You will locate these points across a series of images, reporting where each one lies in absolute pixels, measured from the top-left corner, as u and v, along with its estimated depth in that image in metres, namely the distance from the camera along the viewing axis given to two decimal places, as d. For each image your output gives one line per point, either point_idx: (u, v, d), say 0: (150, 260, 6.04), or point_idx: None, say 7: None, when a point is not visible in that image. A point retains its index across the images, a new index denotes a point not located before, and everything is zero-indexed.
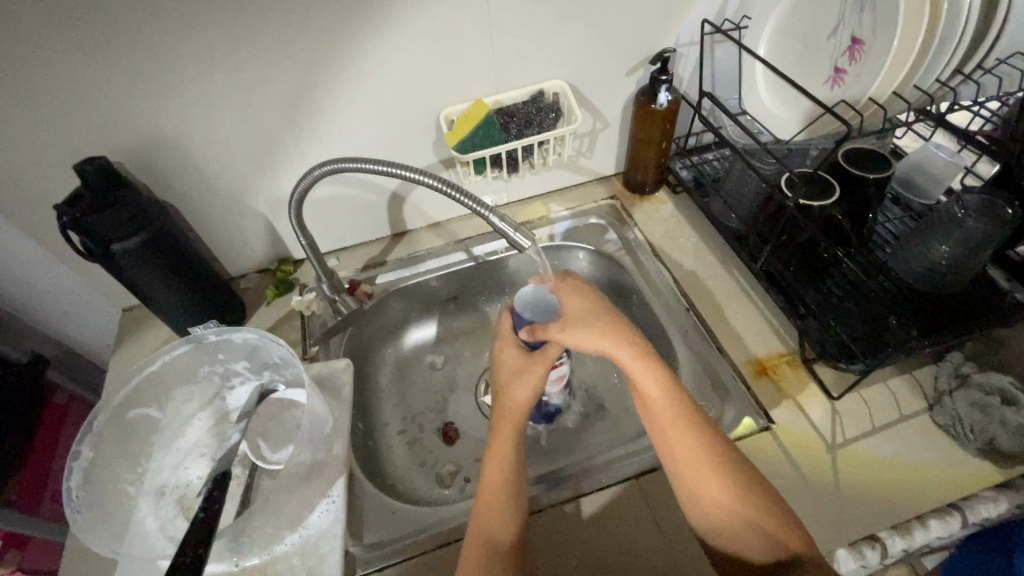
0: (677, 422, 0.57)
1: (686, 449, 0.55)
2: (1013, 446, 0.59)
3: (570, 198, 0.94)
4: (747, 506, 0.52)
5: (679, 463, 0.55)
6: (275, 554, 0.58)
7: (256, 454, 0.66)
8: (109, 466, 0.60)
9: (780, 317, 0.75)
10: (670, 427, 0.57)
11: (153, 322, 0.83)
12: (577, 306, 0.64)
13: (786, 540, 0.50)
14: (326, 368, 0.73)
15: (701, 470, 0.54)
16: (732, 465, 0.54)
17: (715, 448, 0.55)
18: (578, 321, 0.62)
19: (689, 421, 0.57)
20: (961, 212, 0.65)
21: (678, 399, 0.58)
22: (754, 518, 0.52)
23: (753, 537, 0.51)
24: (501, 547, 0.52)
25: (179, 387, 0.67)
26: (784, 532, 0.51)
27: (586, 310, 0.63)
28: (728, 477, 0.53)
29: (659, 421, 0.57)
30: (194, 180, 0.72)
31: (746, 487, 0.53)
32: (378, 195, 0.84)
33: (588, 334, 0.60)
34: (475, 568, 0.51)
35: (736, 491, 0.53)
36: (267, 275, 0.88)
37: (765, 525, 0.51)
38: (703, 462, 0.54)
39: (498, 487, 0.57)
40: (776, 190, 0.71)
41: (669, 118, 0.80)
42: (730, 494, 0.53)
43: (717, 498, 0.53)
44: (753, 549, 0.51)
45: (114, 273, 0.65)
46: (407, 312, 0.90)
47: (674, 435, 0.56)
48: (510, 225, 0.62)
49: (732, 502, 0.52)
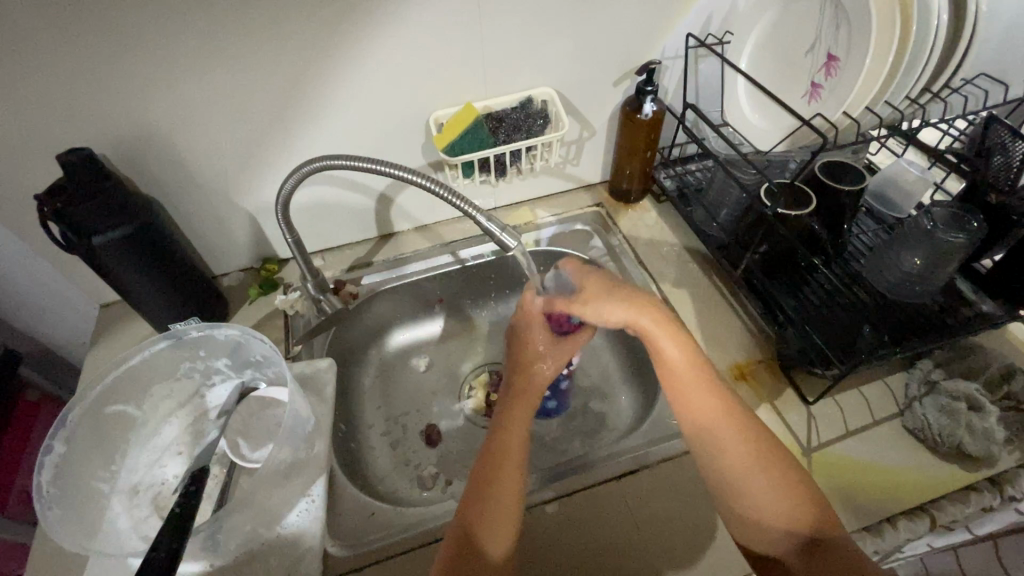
0: (701, 393, 0.58)
1: (711, 422, 0.57)
2: (980, 450, 0.61)
3: (556, 204, 0.95)
4: (769, 488, 0.53)
5: (704, 437, 0.57)
6: (252, 553, 0.57)
7: (235, 452, 0.65)
8: (81, 463, 0.59)
9: (758, 324, 0.78)
10: (696, 400, 0.58)
11: (133, 318, 0.81)
12: (591, 281, 0.67)
13: (802, 525, 0.52)
14: (309, 368, 0.73)
15: (724, 445, 0.56)
16: (758, 444, 0.56)
17: (739, 424, 0.57)
18: (597, 295, 0.65)
19: (714, 393, 0.58)
20: (931, 224, 0.68)
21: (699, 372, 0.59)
22: (775, 502, 0.53)
23: (774, 522, 0.52)
24: (492, 563, 0.51)
25: (158, 383, 0.66)
26: (799, 516, 0.52)
27: (605, 283, 0.66)
28: (751, 455, 0.55)
29: (684, 394, 0.59)
30: (180, 176, 0.72)
31: (770, 468, 0.54)
32: (366, 197, 0.84)
33: (605, 306, 0.63)
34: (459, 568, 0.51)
35: (761, 470, 0.54)
36: (251, 273, 0.88)
37: (786, 510, 0.53)
38: (727, 437, 0.56)
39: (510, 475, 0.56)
40: (755, 200, 0.74)
41: (653, 128, 0.82)
42: (752, 472, 0.54)
43: (739, 475, 0.54)
44: (771, 534, 0.53)
45: (94, 265, 0.64)
46: (393, 314, 0.90)
47: (700, 409, 0.58)
48: (498, 225, 0.62)
49: (756, 480, 0.54)
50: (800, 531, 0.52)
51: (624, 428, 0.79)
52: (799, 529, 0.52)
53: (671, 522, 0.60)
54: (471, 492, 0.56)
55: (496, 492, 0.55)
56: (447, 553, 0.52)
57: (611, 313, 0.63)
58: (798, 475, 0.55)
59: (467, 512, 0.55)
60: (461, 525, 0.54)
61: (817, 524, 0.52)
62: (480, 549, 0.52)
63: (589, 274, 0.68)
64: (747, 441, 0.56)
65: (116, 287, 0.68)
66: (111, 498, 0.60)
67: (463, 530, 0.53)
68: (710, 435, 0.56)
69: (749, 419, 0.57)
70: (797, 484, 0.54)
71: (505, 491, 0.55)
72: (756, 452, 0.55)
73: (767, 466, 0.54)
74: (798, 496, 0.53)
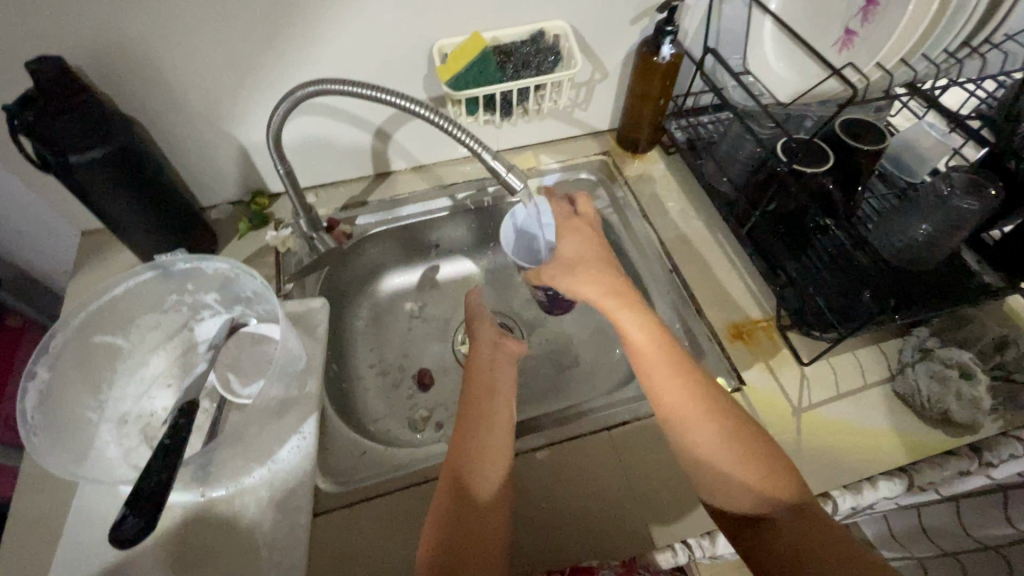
0: (668, 377, 0.57)
1: (677, 402, 0.56)
2: (965, 417, 0.62)
3: (561, 150, 0.92)
4: (736, 463, 0.53)
5: (670, 420, 0.56)
6: (243, 486, 0.57)
7: (224, 387, 0.63)
8: (68, 391, 0.57)
9: (759, 281, 0.76)
10: (663, 382, 0.57)
11: (115, 248, 0.78)
12: (570, 250, 0.68)
13: (775, 495, 0.51)
14: (301, 307, 0.71)
15: (691, 424, 0.55)
16: (723, 422, 0.55)
17: (703, 399, 0.56)
18: (569, 268, 0.66)
19: (677, 372, 0.57)
20: (948, 190, 0.66)
21: (664, 344, 0.59)
22: (744, 473, 0.52)
23: (744, 493, 0.52)
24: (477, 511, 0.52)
25: (144, 315, 0.65)
26: (772, 485, 0.52)
27: (575, 257, 0.67)
28: (719, 434, 0.54)
29: (648, 369, 0.59)
30: (163, 96, 0.67)
31: (737, 444, 0.54)
32: (361, 130, 0.80)
33: (579, 279, 0.64)
34: (448, 520, 0.52)
35: (728, 447, 0.54)
36: (241, 206, 0.84)
37: (757, 480, 0.52)
38: (693, 418, 0.55)
39: (491, 441, 0.57)
40: (770, 154, 0.71)
41: (669, 73, 0.78)
42: (718, 451, 0.54)
43: (705, 447, 0.54)
44: (744, 504, 0.52)
45: (71, 187, 0.60)
46: (387, 256, 0.88)
47: (666, 391, 0.57)
48: (504, 164, 0.58)
49: (722, 454, 0.53)
50: (769, 503, 0.51)
51: (616, 380, 0.79)
52: (773, 502, 0.51)
53: (660, 471, 0.62)
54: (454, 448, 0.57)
55: (475, 455, 0.55)
56: (444, 501, 0.53)
57: (582, 284, 0.63)
58: (768, 445, 0.54)
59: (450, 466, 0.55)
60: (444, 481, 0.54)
61: (789, 492, 0.52)
62: (469, 501, 0.52)
63: (565, 245, 0.69)
64: (714, 420, 0.55)
65: (95, 211, 0.64)
66: (100, 428, 0.59)
67: (453, 483, 0.54)
68: (678, 417, 0.56)
69: (717, 399, 0.56)
70: (763, 454, 0.53)
71: (488, 453, 0.56)
72: (722, 430, 0.55)
73: (734, 444, 0.54)
74: (768, 465, 0.53)
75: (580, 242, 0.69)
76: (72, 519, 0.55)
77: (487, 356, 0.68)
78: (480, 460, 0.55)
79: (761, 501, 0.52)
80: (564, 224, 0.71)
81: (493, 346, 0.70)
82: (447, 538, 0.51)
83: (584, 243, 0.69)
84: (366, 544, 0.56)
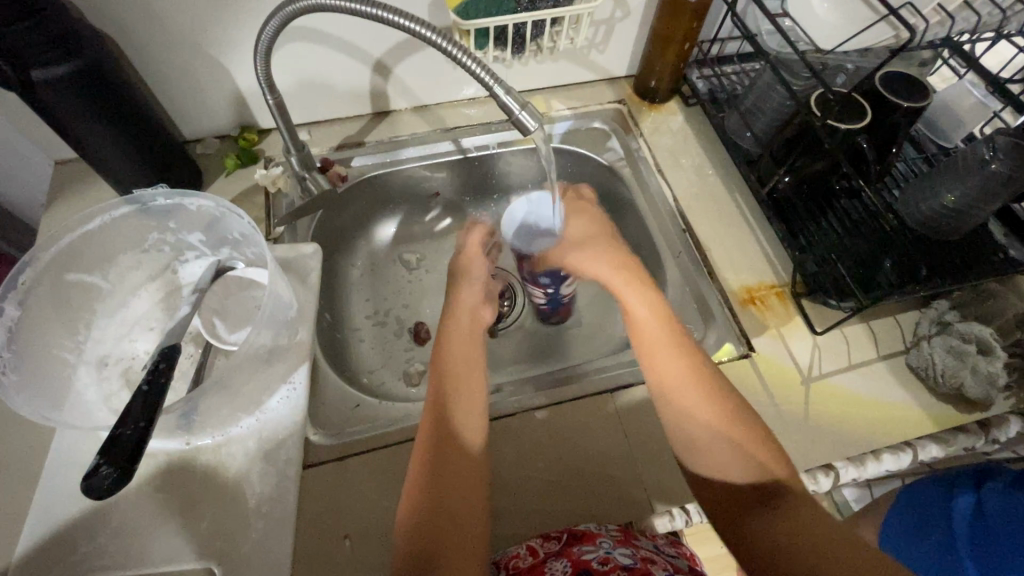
0: (666, 354, 0.56)
1: (673, 376, 0.54)
2: (979, 393, 0.60)
3: (573, 96, 0.85)
4: (728, 443, 0.50)
5: (665, 393, 0.54)
6: (230, 436, 0.55)
7: (212, 332, 0.61)
8: (43, 329, 0.54)
9: (776, 246, 0.72)
10: (661, 358, 0.56)
11: (93, 179, 0.73)
12: (576, 230, 0.71)
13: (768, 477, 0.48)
14: (292, 252, 0.67)
15: (685, 401, 0.53)
16: (719, 402, 0.52)
17: (700, 376, 0.54)
18: (574, 247, 0.69)
19: (673, 351, 0.56)
20: (989, 154, 0.62)
21: (665, 322, 0.59)
22: (736, 452, 0.50)
23: (738, 474, 0.49)
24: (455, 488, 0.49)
25: (126, 253, 0.60)
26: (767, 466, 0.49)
27: (581, 236, 0.70)
28: (713, 412, 0.52)
29: (647, 342, 0.58)
30: (140, 8, 0.61)
31: (732, 423, 0.51)
32: (358, 62, 0.74)
33: (582, 257, 0.67)
34: (425, 495, 0.49)
35: (722, 427, 0.51)
36: (228, 141, 0.78)
37: (752, 462, 0.49)
38: (688, 394, 0.53)
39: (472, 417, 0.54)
40: (804, 106, 0.65)
41: (698, 14, 0.71)
42: (711, 428, 0.51)
43: (698, 423, 0.52)
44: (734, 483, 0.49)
45: (35, 105, 0.54)
46: (385, 203, 0.83)
47: (661, 366, 0.55)
48: (517, 102, 0.53)
49: (715, 431, 0.51)
50: (767, 487, 0.48)
51: (618, 341, 0.77)
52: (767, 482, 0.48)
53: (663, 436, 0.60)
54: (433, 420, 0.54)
55: (455, 428, 0.53)
56: (424, 466, 0.51)
57: (589, 264, 0.66)
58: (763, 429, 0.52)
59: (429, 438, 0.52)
60: (422, 446, 0.52)
61: (783, 475, 0.48)
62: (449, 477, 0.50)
63: (572, 225, 0.71)
64: (709, 399, 0.53)
65: (64, 135, 0.58)
66: (78, 369, 0.57)
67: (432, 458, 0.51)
68: (672, 394, 0.54)
69: (712, 379, 0.54)
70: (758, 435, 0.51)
71: (468, 425, 0.53)
72: (719, 410, 0.52)
73: (728, 423, 0.51)
74: (761, 448, 0.50)
75: (589, 224, 0.72)
76: (51, 462, 0.53)
77: (463, 326, 0.64)
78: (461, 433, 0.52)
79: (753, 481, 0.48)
80: (573, 207, 0.74)
81: (471, 313, 0.67)
82: (427, 503, 0.49)
83: (590, 226, 0.72)
84: (358, 499, 0.54)
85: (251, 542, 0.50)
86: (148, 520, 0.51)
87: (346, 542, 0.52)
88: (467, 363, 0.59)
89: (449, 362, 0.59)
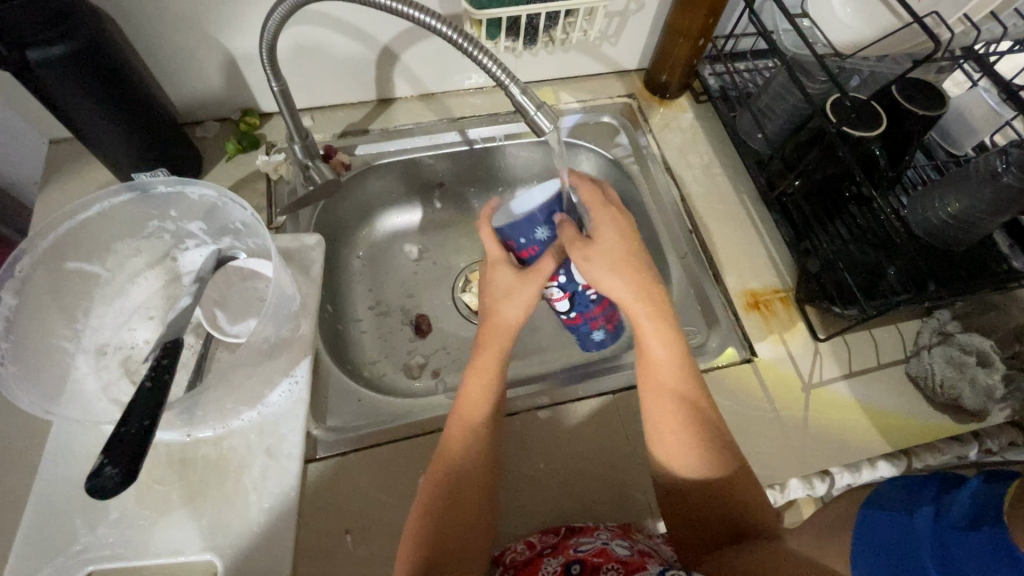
0: (671, 371, 0.55)
1: (666, 410, 0.54)
2: (975, 404, 0.61)
3: (583, 88, 0.84)
4: (706, 479, 0.51)
5: (661, 418, 0.54)
6: (231, 428, 0.55)
7: (212, 323, 0.60)
8: (40, 317, 0.53)
9: (782, 250, 0.72)
10: (663, 377, 0.55)
11: (90, 162, 0.71)
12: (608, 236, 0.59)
13: (742, 525, 0.50)
14: (294, 243, 0.66)
15: (673, 432, 0.53)
16: (709, 446, 0.52)
17: (692, 405, 0.54)
18: (606, 256, 0.57)
19: (682, 374, 0.55)
20: (1001, 166, 0.60)
21: (681, 351, 0.56)
22: (717, 492, 0.51)
23: (715, 518, 0.50)
24: (461, 511, 0.49)
25: (123, 240, 0.59)
26: (747, 513, 0.50)
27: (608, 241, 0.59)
28: (699, 448, 0.52)
29: (647, 366, 0.56)
30: None
31: (713, 461, 0.52)
32: (365, 47, 0.72)
33: (603, 274, 0.57)
34: (429, 516, 0.49)
35: (700, 471, 0.51)
36: (228, 125, 0.76)
37: (732, 509, 0.50)
38: (676, 420, 0.53)
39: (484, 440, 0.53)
40: (819, 111, 0.64)
41: (713, 10, 0.69)
42: (693, 466, 0.52)
43: (678, 454, 0.52)
44: (704, 522, 0.51)
45: (30, 86, 0.52)
46: (387, 193, 0.81)
47: (657, 387, 0.55)
48: (532, 103, 0.52)
49: (692, 464, 0.52)
50: (741, 532, 0.49)
51: None
52: (742, 528, 0.49)
53: None
54: (447, 441, 0.53)
55: (468, 453, 0.52)
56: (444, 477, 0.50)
57: (609, 283, 0.57)
58: (747, 472, 0.52)
59: (439, 459, 0.52)
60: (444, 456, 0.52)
61: (761, 523, 0.50)
62: (458, 500, 0.49)
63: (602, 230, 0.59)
64: (698, 439, 0.52)
65: (61, 118, 0.56)
66: (76, 358, 0.56)
67: (443, 482, 0.50)
68: (654, 416, 0.54)
69: (705, 410, 0.54)
70: (740, 477, 0.51)
71: (478, 453, 0.52)
72: (710, 453, 0.52)
73: (713, 464, 0.51)
74: (745, 495, 0.51)
75: (616, 237, 0.59)
76: (50, 452, 0.53)
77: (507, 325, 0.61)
78: (471, 460, 0.51)
79: (727, 526, 0.50)
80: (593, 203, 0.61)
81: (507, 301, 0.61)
82: (441, 513, 0.49)
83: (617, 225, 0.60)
84: (358, 494, 0.54)
85: (251, 536, 0.51)
86: (148, 512, 0.51)
87: (347, 536, 0.52)
88: (489, 375, 0.57)
89: (474, 370, 0.57)
